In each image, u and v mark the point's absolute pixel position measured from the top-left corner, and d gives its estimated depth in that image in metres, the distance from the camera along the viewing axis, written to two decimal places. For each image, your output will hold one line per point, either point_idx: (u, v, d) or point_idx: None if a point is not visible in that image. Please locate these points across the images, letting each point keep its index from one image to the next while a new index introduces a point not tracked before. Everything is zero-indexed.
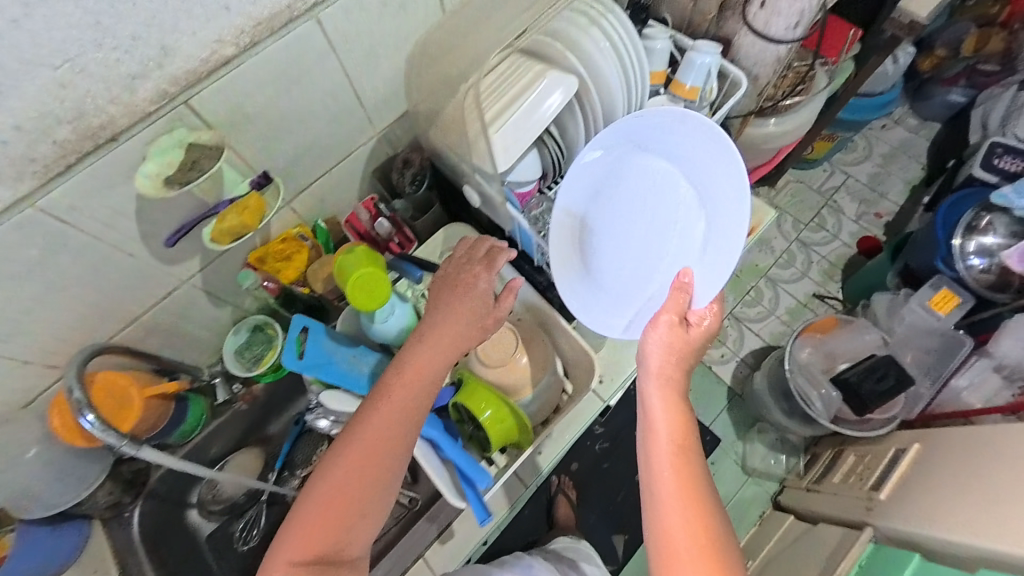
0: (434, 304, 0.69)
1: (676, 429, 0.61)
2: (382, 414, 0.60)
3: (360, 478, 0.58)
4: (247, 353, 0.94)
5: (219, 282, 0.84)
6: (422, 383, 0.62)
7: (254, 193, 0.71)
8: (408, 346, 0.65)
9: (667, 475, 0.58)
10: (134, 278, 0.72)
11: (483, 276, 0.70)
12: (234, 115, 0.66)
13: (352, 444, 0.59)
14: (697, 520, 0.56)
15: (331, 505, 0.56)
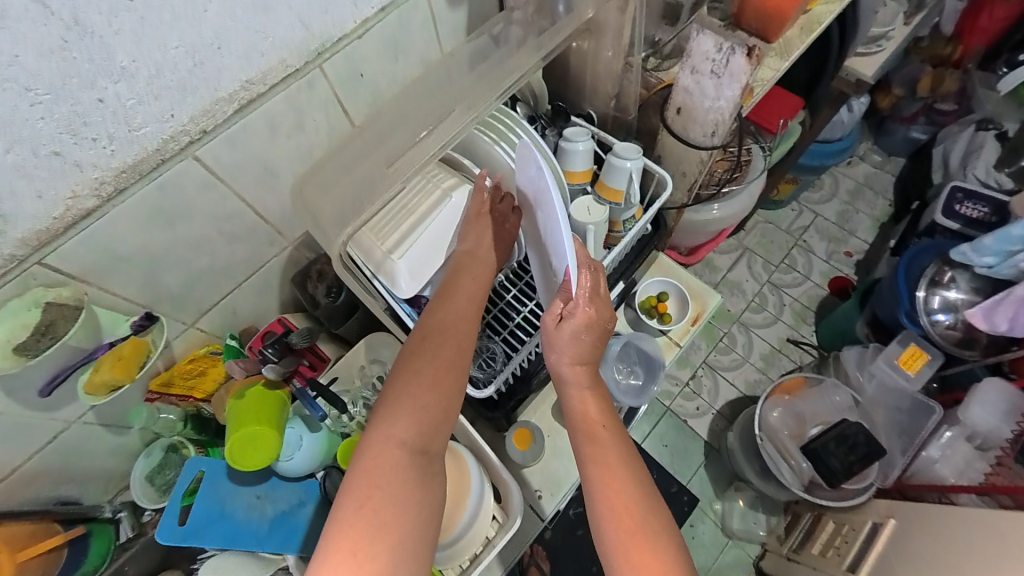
0: (473, 230, 0.69)
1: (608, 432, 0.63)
2: (454, 322, 0.64)
3: (444, 383, 0.60)
4: (158, 478, 0.87)
5: (114, 413, 0.77)
6: (477, 301, 0.67)
7: (131, 341, 0.67)
8: (460, 271, 0.68)
9: (618, 470, 0.60)
10: (3, 435, 0.65)
11: (513, 222, 0.73)
12: (104, 261, 0.61)
13: (437, 349, 0.61)
14: (646, 516, 0.58)
15: (423, 407, 0.58)
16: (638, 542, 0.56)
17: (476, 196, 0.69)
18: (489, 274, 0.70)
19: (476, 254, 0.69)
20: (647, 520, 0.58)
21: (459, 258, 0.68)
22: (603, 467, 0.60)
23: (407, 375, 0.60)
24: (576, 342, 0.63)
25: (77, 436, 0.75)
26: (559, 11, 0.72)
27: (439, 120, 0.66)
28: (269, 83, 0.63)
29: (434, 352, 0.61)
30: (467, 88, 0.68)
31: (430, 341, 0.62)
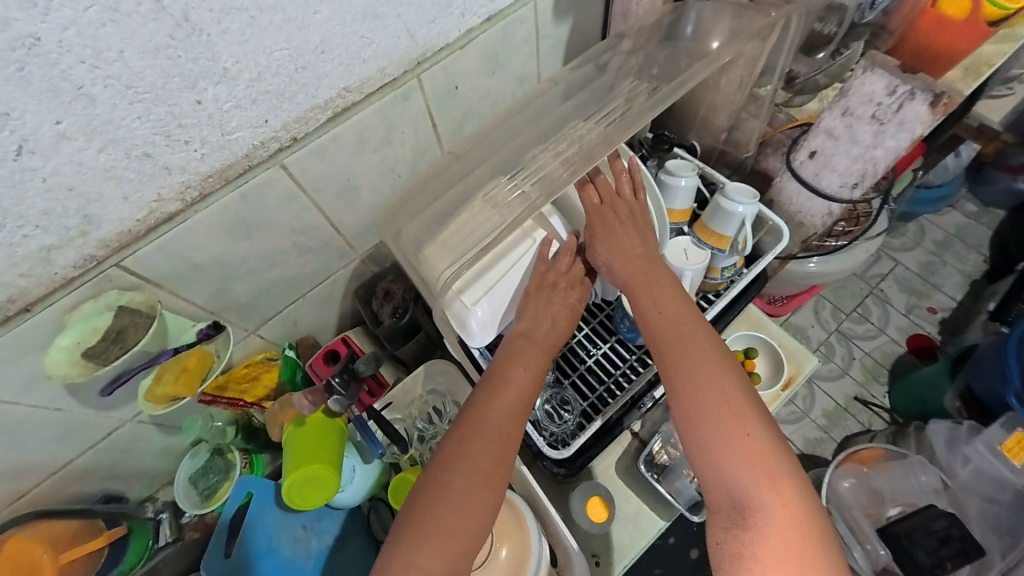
0: (530, 305, 0.60)
1: (679, 330, 0.57)
2: (498, 426, 0.54)
3: (480, 499, 0.51)
4: (202, 481, 0.83)
5: (169, 417, 0.75)
6: (530, 397, 0.57)
7: (196, 350, 0.65)
8: (512, 357, 0.58)
9: (686, 364, 0.54)
10: (61, 432, 0.63)
11: (575, 295, 0.62)
12: (179, 267, 0.58)
13: (471, 456, 0.52)
14: (725, 409, 0.52)
15: (449, 531, 0.49)
16: (719, 438, 0.51)
17: (539, 263, 0.61)
18: (547, 361, 0.59)
19: (533, 338, 0.59)
20: (725, 411, 0.51)
21: (513, 341, 0.59)
22: (676, 355, 0.55)
23: (435, 485, 0.52)
24: (616, 234, 0.62)
25: (131, 437, 0.73)
26: (685, 34, 0.64)
27: (542, 152, 0.60)
28: (365, 93, 0.58)
29: (467, 449, 0.53)
30: (571, 116, 0.63)
31: (469, 448, 0.53)
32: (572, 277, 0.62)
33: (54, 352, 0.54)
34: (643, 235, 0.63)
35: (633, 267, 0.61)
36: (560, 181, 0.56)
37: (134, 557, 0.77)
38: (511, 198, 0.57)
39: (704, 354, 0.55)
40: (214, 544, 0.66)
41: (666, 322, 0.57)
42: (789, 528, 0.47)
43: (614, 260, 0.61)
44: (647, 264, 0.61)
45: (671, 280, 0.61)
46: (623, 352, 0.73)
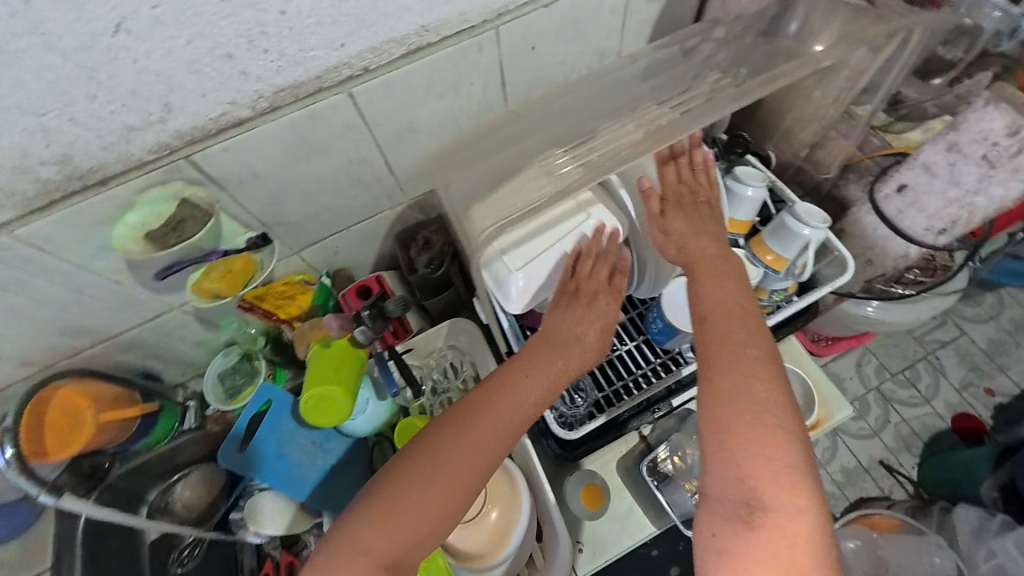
0: (557, 313, 0.60)
1: (731, 312, 0.52)
2: (497, 423, 0.53)
3: (455, 476, 0.50)
4: (228, 381, 0.87)
5: (208, 316, 0.80)
6: (538, 401, 0.55)
7: (242, 256, 0.68)
8: (528, 357, 0.57)
9: (722, 350, 0.50)
10: (113, 305, 0.68)
11: (604, 300, 0.60)
12: (240, 173, 0.60)
13: (457, 440, 0.52)
14: (750, 397, 0.47)
15: (411, 508, 0.48)
16: (738, 429, 0.46)
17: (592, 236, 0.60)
18: (563, 372, 0.57)
19: (552, 339, 0.58)
20: (758, 402, 0.47)
21: (535, 342, 0.59)
22: (719, 337, 0.51)
23: (414, 458, 0.51)
24: (695, 215, 0.59)
25: (171, 327, 0.78)
26: (786, 31, 0.61)
27: (606, 128, 0.58)
28: (442, 36, 0.58)
29: (457, 426, 0.53)
30: (645, 98, 0.60)
31: (459, 430, 0.53)
32: (601, 283, 0.60)
33: (119, 230, 0.58)
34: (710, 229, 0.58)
35: (696, 249, 0.57)
36: (624, 154, 0.54)
37: (163, 434, 0.84)
38: (568, 170, 0.55)
39: (746, 345, 0.50)
40: (240, 437, 0.71)
41: (721, 304, 0.53)
42: (794, 540, 0.42)
43: (681, 237, 0.58)
44: (714, 249, 0.57)
45: (736, 268, 0.56)
46: (649, 353, 0.72)
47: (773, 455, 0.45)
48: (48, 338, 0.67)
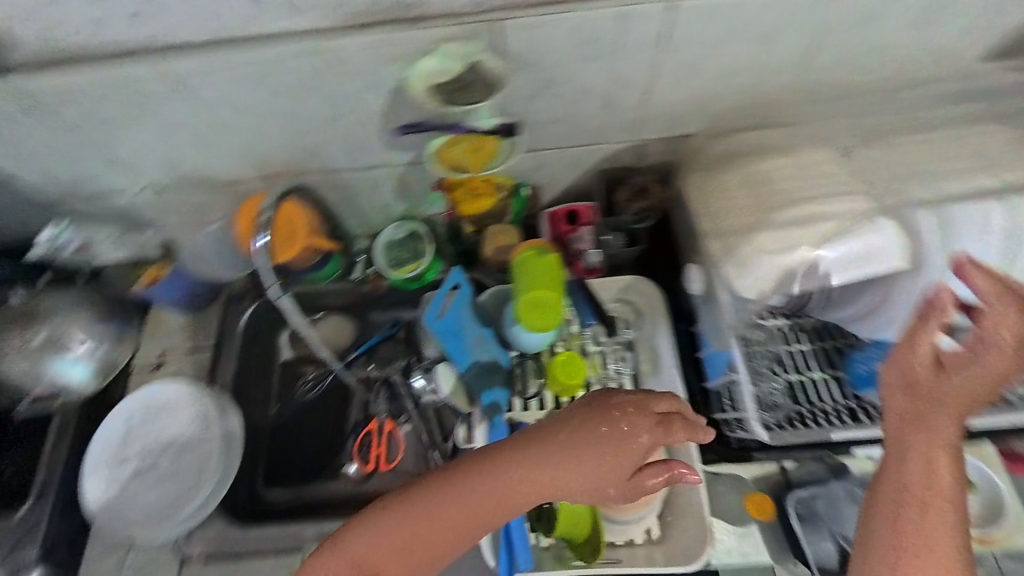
0: (582, 414, 0.56)
1: (929, 465, 0.52)
2: (488, 500, 0.54)
3: (435, 537, 0.54)
4: (393, 251, 0.88)
5: (406, 185, 0.82)
6: (529, 498, 0.54)
7: (493, 138, 0.64)
8: (545, 443, 0.55)
9: (911, 499, 0.51)
10: (350, 141, 0.70)
11: (643, 427, 0.56)
12: (527, 54, 0.58)
13: (448, 503, 0.54)
14: (926, 552, 0.49)
15: (391, 545, 0.54)
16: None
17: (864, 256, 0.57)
18: (567, 479, 0.54)
19: (565, 428, 0.55)
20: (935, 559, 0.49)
21: (554, 423, 0.57)
22: (911, 483, 0.52)
23: (412, 500, 0.55)
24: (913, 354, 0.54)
25: (374, 182, 0.81)
26: None
27: (890, 151, 0.62)
28: None
29: (458, 488, 0.55)
30: (925, 128, 0.64)
31: (458, 491, 0.55)
32: (637, 404, 0.57)
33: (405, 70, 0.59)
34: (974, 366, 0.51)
35: (900, 398, 0.54)
36: (904, 174, 0.59)
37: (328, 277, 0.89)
38: (841, 176, 0.61)
39: (940, 504, 0.51)
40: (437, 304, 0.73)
41: (930, 458, 0.52)
42: None
43: (895, 386, 0.54)
44: (935, 377, 0.53)
45: (954, 419, 0.52)
46: (835, 392, 0.66)
47: None
48: (286, 150, 0.72)
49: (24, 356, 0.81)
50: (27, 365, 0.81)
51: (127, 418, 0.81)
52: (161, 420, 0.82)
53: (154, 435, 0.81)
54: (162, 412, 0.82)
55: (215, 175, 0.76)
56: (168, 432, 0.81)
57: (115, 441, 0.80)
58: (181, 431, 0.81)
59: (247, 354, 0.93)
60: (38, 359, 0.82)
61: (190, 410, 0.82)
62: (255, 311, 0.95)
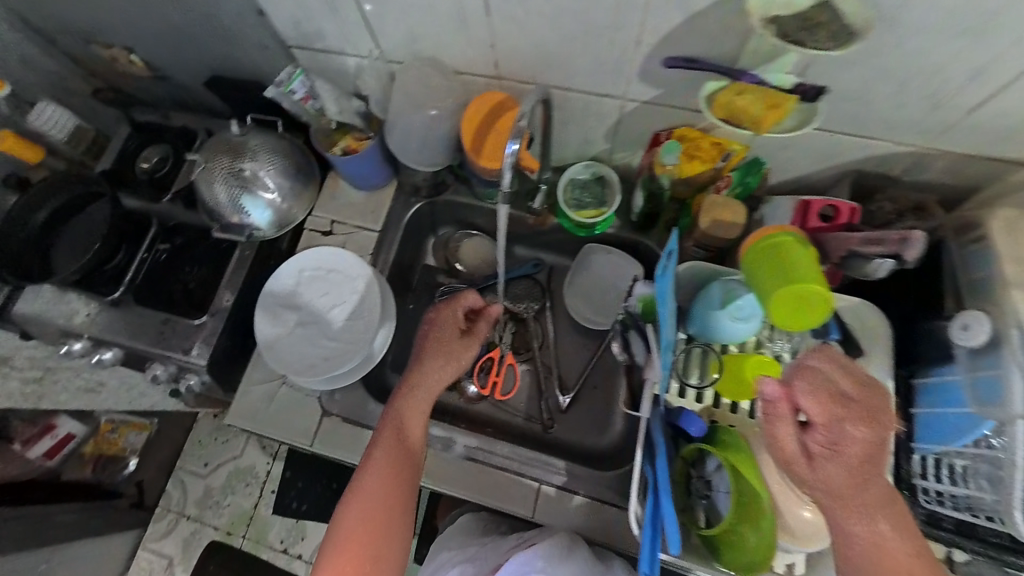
0: (432, 356, 0.76)
1: (869, 533, 0.51)
2: (387, 478, 0.69)
3: (388, 499, 0.68)
4: (577, 191, 0.86)
5: (627, 128, 0.76)
6: (420, 419, 0.73)
7: (794, 98, 0.55)
8: (398, 426, 0.72)
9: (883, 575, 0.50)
10: (605, 62, 0.64)
11: (449, 370, 0.75)
12: (890, 8, 0.47)
13: (365, 492, 0.68)
14: None
15: (358, 529, 0.67)
16: None
17: None
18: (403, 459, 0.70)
19: (423, 380, 0.74)
20: None
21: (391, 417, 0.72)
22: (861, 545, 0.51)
23: (350, 502, 0.69)
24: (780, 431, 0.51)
25: (597, 115, 0.75)
26: None
27: None
28: None
29: (380, 468, 0.69)
30: None
31: (367, 482, 0.69)
32: (452, 354, 0.76)
33: (728, 2, 0.52)
34: (849, 428, 0.49)
35: (817, 491, 0.52)
36: None
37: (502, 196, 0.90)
38: None
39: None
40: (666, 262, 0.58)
41: (843, 503, 0.51)
42: None
43: (808, 479, 0.52)
44: (823, 490, 0.51)
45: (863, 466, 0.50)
46: None
47: None
48: (536, 57, 0.67)
49: (226, 185, 0.88)
50: (227, 194, 0.88)
51: (303, 270, 0.88)
52: (329, 282, 0.87)
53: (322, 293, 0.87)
54: (331, 276, 0.87)
55: (449, 61, 0.73)
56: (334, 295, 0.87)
57: (291, 288, 0.87)
58: (346, 298, 0.86)
59: (405, 246, 0.97)
60: (237, 192, 0.88)
61: (357, 281, 0.87)
62: (421, 206, 0.96)
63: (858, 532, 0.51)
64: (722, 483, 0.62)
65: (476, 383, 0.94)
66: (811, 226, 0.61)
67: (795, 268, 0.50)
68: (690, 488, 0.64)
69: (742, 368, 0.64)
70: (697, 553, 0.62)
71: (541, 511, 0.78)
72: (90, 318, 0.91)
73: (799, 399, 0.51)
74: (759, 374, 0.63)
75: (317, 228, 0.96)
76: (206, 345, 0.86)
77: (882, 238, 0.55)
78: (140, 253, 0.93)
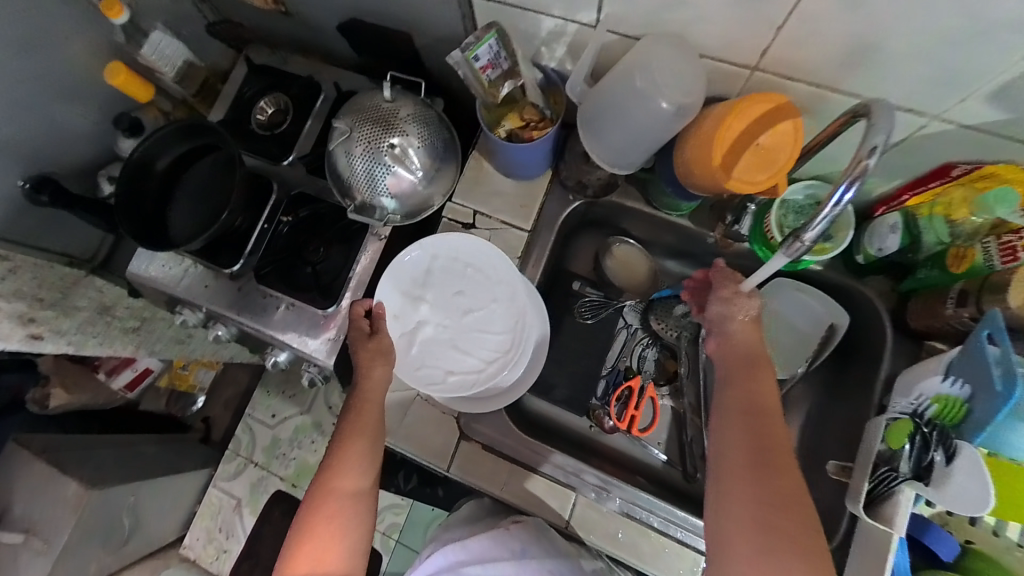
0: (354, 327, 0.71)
1: (761, 411, 0.57)
2: (347, 461, 0.63)
3: (342, 493, 0.62)
4: (794, 217, 0.69)
5: (907, 151, 0.59)
6: (375, 401, 0.68)
7: None
8: (363, 398, 0.68)
9: (758, 448, 0.54)
10: (953, 68, 0.47)
11: (382, 360, 0.70)
12: None
13: (322, 486, 0.62)
14: (762, 452, 0.54)
15: (317, 526, 0.59)
16: (757, 477, 0.52)
17: None
18: (358, 440, 0.65)
19: (378, 345, 0.70)
20: (770, 458, 0.53)
21: (360, 383, 0.69)
22: (753, 464, 0.53)
23: (312, 503, 0.61)
24: (753, 376, 0.60)
25: None
26: None
27: None
28: None
29: (336, 456, 0.64)
30: None
31: (328, 473, 0.63)
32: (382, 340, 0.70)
33: None
34: (733, 321, 0.65)
35: (737, 398, 0.59)
36: None
37: (687, 210, 0.76)
38: None
39: (773, 427, 0.56)
40: (1001, 356, 0.47)
41: (752, 412, 0.57)
42: (782, 509, 0.50)
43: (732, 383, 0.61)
44: (748, 399, 0.58)
45: (769, 383, 0.60)
46: None
47: (779, 485, 0.52)
48: (838, 49, 0.50)
49: (368, 159, 0.75)
50: (367, 169, 0.75)
51: (438, 263, 0.78)
52: (466, 280, 0.78)
53: (459, 297, 0.78)
54: (471, 276, 0.78)
55: (696, 39, 0.57)
56: (474, 301, 0.78)
57: (426, 274, 0.77)
58: (484, 307, 0.77)
59: (552, 250, 0.85)
60: (381, 169, 0.75)
61: (502, 288, 0.77)
62: (578, 207, 0.83)
63: (742, 415, 0.57)
64: None
65: (613, 415, 0.79)
66: None
67: None
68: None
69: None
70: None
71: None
72: (209, 289, 0.83)
73: (734, 323, 0.65)
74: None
75: (457, 218, 0.83)
76: (335, 338, 0.78)
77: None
78: (260, 223, 0.82)
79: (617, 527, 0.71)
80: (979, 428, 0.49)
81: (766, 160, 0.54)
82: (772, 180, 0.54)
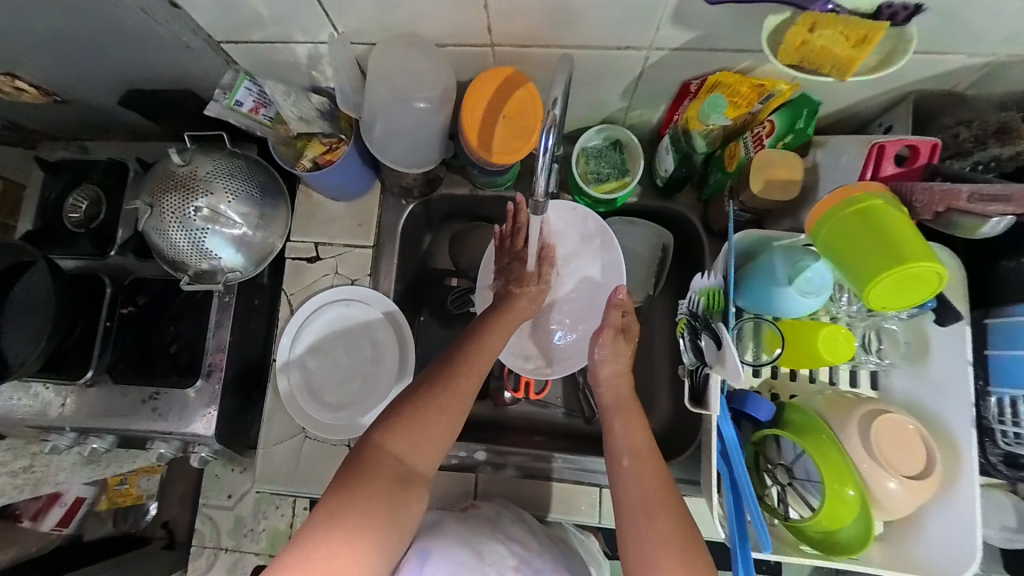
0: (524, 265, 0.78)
1: (642, 449, 0.60)
2: (465, 378, 0.62)
3: (452, 407, 0.60)
4: (595, 163, 0.73)
5: (649, 81, 0.65)
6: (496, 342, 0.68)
7: (883, 27, 0.45)
8: (492, 331, 0.69)
9: (646, 488, 0.56)
10: (628, 8, 0.52)
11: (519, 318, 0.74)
12: None
13: (430, 391, 0.60)
14: (650, 491, 0.56)
15: (422, 429, 0.58)
16: (651, 514, 0.54)
17: None
18: (481, 369, 0.64)
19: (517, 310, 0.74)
20: (659, 493, 0.55)
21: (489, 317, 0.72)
22: (645, 502, 0.55)
23: (417, 402, 0.59)
24: (628, 417, 0.64)
25: (611, 72, 0.64)
26: None
27: None
28: None
29: (454, 370, 0.62)
30: None
31: (439, 383, 0.61)
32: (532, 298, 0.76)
33: None
34: (603, 357, 0.70)
35: (624, 441, 0.61)
36: None
37: (509, 181, 0.79)
38: None
39: (653, 461, 0.59)
40: (726, 244, 0.55)
41: (634, 452, 0.60)
42: (676, 539, 0.52)
43: (611, 425, 0.64)
44: (632, 445, 0.60)
45: (642, 421, 0.63)
46: None
47: (668, 517, 0.53)
48: (538, 13, 0.54)
49: (182, 229, 0.73)
50: (188, 238, 0.73)
51: None
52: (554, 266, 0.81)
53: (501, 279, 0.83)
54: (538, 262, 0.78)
55: (427, 33, 0.60)
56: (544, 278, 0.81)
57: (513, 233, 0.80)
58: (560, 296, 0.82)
59: (404, 257, 0.86)
60: (199, 234, 0.73)
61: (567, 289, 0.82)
62: (414, 208, 0.85)
63: (626, 458, 0.59)
64: (810, 474, 0.55)
65: (507, 387, 0.85)
66: (886, 173, 0.57)
67: (881, 255, 0.47)
68: (764, 472, 0.59)
69: (811, 341, 0.57)
70: (791, 545, 0.56)
71: (608, 514, 0.76)
72: (69, 407, 0.79)
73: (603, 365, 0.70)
74: (830, 346, 0.56)
75: (300, 254, 0.84)
76: (208, 411, 0.77)
77: (1003, 196, 0.50)
78: (101, 322, 0.79)
79: (524, 489, 0.77)
80: (727, 304, 0.53)
81: (506, 134, 0.61)
82: (521, 146, 0.61)
